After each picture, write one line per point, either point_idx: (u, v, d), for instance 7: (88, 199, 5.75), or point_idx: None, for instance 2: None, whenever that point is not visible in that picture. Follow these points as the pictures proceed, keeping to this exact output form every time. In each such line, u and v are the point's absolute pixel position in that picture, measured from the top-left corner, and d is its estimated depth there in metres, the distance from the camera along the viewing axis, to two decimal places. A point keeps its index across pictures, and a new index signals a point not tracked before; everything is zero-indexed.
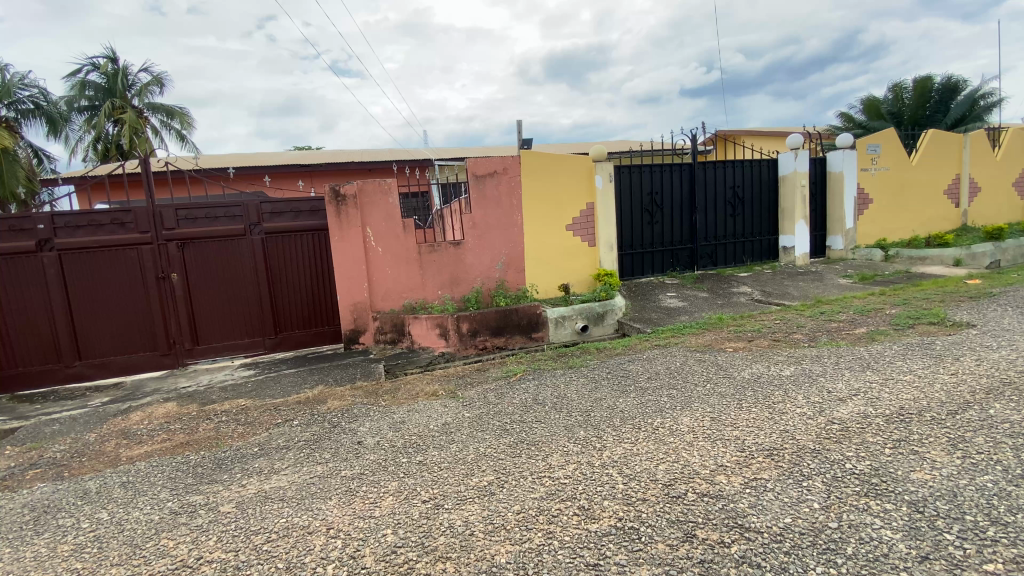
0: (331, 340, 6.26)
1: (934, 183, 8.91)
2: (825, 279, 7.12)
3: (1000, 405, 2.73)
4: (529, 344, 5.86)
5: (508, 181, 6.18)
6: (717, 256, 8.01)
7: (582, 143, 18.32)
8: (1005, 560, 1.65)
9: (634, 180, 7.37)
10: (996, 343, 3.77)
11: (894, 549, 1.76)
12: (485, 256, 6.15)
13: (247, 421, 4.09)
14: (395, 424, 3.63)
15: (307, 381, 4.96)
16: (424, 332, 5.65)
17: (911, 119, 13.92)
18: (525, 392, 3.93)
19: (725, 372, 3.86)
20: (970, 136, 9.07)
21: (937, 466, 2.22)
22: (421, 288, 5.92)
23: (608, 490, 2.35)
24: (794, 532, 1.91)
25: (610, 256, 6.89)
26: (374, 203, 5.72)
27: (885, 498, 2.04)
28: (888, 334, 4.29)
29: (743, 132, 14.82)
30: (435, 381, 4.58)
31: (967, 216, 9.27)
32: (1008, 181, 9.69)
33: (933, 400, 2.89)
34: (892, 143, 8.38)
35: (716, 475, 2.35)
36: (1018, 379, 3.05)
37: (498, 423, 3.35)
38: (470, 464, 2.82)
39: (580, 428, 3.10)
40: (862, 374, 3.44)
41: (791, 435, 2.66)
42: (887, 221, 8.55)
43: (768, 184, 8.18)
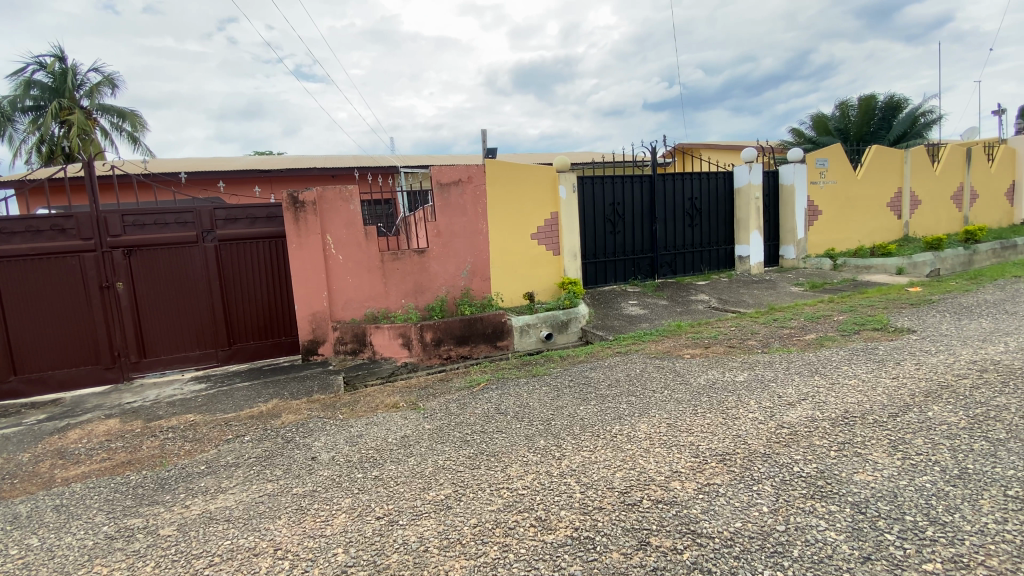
0: (288, 351, 6.05)
1: (878, 196, 9.42)
2: (778, 287, 7.38)
3: (937, 408, 2.87)
4: (494, 353, 5.83)
5: (473, 189, 6.16)
6: (677, 265, 8.21)
7: (547, 155, 18.56)
8: (942, 560, 1.72)
9: (597, 191, 7.48)
10: (933, 348, 3.98)
11: (838, 551, 1.81)
12: (449, 265, 6.09)
13: (195, 438, 3.88)
14: (352, 437, 3.52)
15: (261, 394, 4.76)
16: (386, 342, 5.52)
17: (857, 135, 14.73)
18: (487, 402, 3.88)
19: (683, 378, 3.92)
20: (911, 152, 9.63)
21: (879, 467, 2.31)
22: (384, 297, 5.80)
23: (566, 499, 2.33)
24: (743, 536, 1.93)
25: (574, 265, 6.96)
26: (335, 210, 5.58)
27: (830, 500, 2.10)
28: (836, 340, 4.47)
29: (702, 145, 15.35)
30: (396, 392, 4.48)
31: (909, 227, 9.83)
32: (945, 194, 10.32)
33: (875, 403, 3.02)
34: (839, 158, 8.83)
35: (671, 481, 2.37)
36: (953, 382, 3.22)
37: (458, 434, 3.29)
38: (428, 477, 2.75)
39: (540, 437, 3.08)
40: (811, 379, 3.56)
41: (743, 440, 2.71)
42: (836, 231, 8.97)
43: (725, 196, 8.46)
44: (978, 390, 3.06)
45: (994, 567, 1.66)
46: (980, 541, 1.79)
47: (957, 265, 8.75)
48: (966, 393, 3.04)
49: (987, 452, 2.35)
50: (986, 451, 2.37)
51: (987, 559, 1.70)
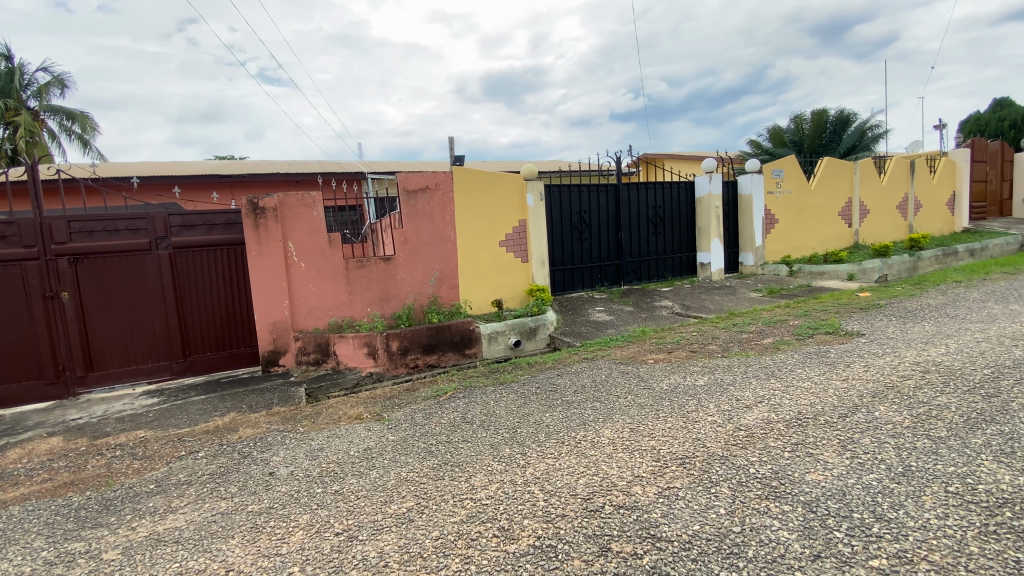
0: (248, 363, 5.85)
1: (831, 205, 9.86)
2: (738, 293, 7.61)
3: (884, 408, 3.00)
4: (462, 361, 5.76)
5: (441, 196, 6.11)
6: (642, 272, 8.36)
7: (515, 163, 18.68)
8: (887, 556, 1.78)
9: (564, 199, 7.56)
10: (880, 350, 4.17)
11: (791, 549, 1.86)
12: (417, 272, 6.00)
13: (146, 455, 3.69)
14: (312, 451, 3.41)
15: (218, 408, 4.57)
16: (350, 351, 5.37)
17: (810, 147, 15.42)
18: (454, 411, 3.83)
19: (647, 383, 3.98)
20: (860, 164, 10.13)
21: (829, 467, 2.39)
22: (349, 305, 5.67)
23: (529, 508, 2.32)
24: (701, 538, 1.96)
25: (542, 272, 7.01)
26: (297, 216, 5.44)
27: (784, 500, 2.16)
28: (791, 344, 4.63)
29: (665, 155, 15.75)
30: (360, 403, 4.37)
31: (859, 235, 10.31)
32: (892, 203, 10.89)
33: (827, 404, 3.13)
34: (794, 169, 9.21)
35: (632, 486, 2.39)
36: (898, 383, 3.39)
37: (423, 445, 3.23)
38: (390, 490, 2.69)
39: (505, 446, 3.06)
40: (767, 382, 3.67)
41: (702, 443, 2.77)
42: (792, 239, 9.33)
43: (688, 204, 8.69)
44: (920, 390, 3.22)
45: (936, 561, 1.74)
46: (922, 536, 1.87)
47: (904, 271, 9.21)
48: (909, 393, 3.19)
49: (928, 450, 2.47)
50: (927, 449, 2.49)
51: (929, 554, 1.77)
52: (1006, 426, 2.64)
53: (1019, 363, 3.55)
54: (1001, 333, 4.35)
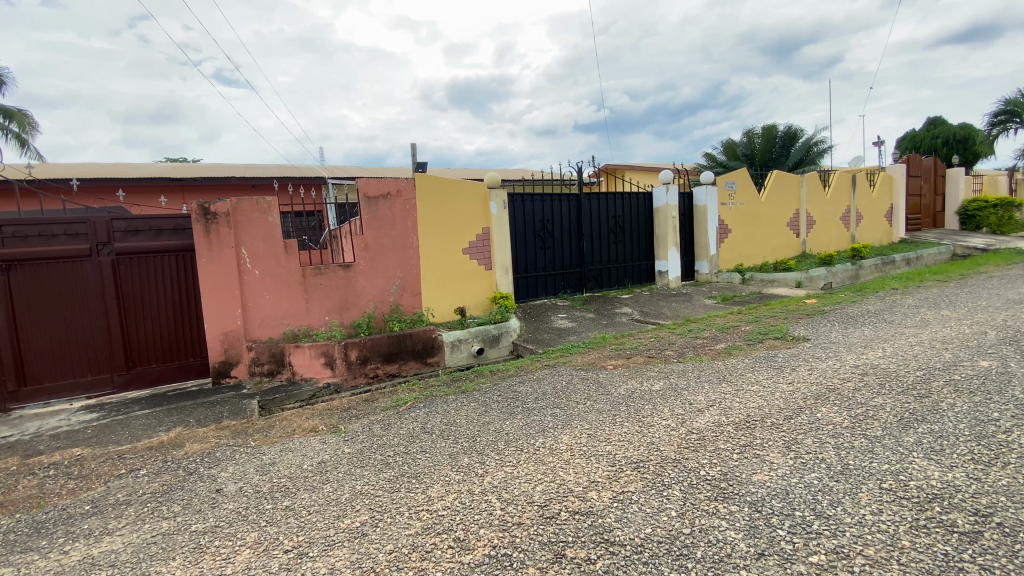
0: (197, 375, 5.59)
1: (780, 216, 10.33)
2: (693, 300, 7.86)
3: (825, 409, 3.16)
4: (424, 370, 5.67)
5: (403, 203, 6.04)
6: (603, 280, 8.51)
7: (479, 170, 18.68)
8: (827, 551, 1.86)
9: (526, 208, 7.62)
10: (823, 354, 4.38)
11: (737, 549, 1.91)
12: (378, 279, 5.90)
13: (82, 474, 3.46)
14: (263, 466, 3.28)
15: (163, 423, 4.34)
16: (306, 361, 5.19)
17: (761, 160, 16.14)
18: (413, 422, 3.77)
19: (606, 389, 4.03)
20: (806, 177, 10.68)
21: (775, 467, 2.49)
22: (306, 313, 5.51)
23: (485, 517, 2.30)
24: (653, 541, 2.00)
25: (505, 279, 7.03)
26: (251, 222, 5.26)
27: (732, 501, 2.23)
28: (742, 349, 4.81)
29: (626, 166, 16.13)
30: (316, 415, 4.24)
31: (807, 244, 10.84)
32: (836, 215, 11.51)
33: (775, 406, 3.26)
34: (746, 182, 9.63)
35: (588, 492, 2.41)
36: (839, 385, 3.56)
37: (380, 457, 3.16)
38: (344, 504, 2.61)
39: (464, 455, 3.03)
40: (718, 386, 3.78)
41: (656, 447, 2.83)
42: (745, 248, 9.72)
43: (646, 214, 8.92)
44: (858, 391, 3.40)
45: (870, 555, 1.83)
46: (858, 531, 1.96)
47: (847, 279, 9.72)
48: (848, 394, 3.36)
49: (865, 449, 2.60)
50: (864, 448, 2.62)
51: (864, 548, 1.87)
52: (935, 425, 2.82)
53: (947, 365, 3.81)
54: (932, 338, 4.65)
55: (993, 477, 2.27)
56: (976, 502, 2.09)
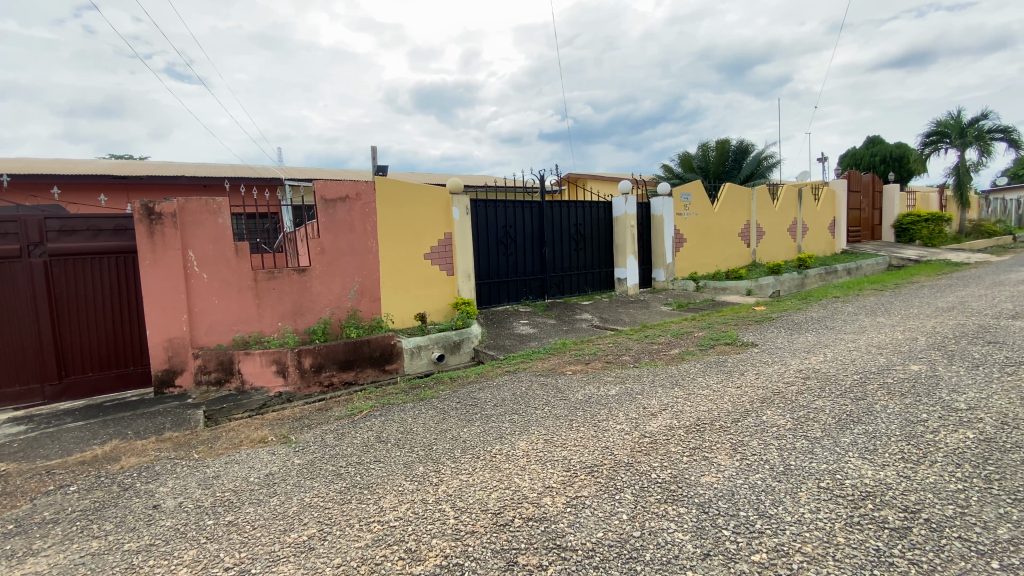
0: (138, 384, 5.28)
1: (732, 227, 10.76)
2: (651, 307, 8.06)
3: (770, 411, 3.29)
4: (382, 377, 5.54)
5: (362, 206, 5.93)
6: (564, 286, 8.60)
7: (441, 176, 18.58)
8: (768, 550, 1.93)
9: (488, 214, 7.62)
10: (770, 359, 4.58)
11: (684, 550, 1.96)
12: (334, 284, 5.75)
13: (2, 492, 3.19)
14: (206, 480, 3.13)
15: (98, 435, 4.07)
16: (256, 369, 4.99)
17: (715, 173, 16.79)
18: (368, 430, 3.68)
19: (563, 394, 4.06)
20: (756, 190, 11.19)
21: (722, 468, 2.57)
22: (257, 319, 5.30)
23: (438, 527, 2.26)
24: (604, 545, 2.02)
25: (467, 285, 7.01)
26: (199, 223, 5.04)
27: (680, 502, 2.28)
28: (695, 354, 4.96)
29: (587, 175, 16.43)
30: (266, 425, 4.08)
31: (757, 254, 11.32)
32: (784, 226, 12.10)
33: (723, 410, 3.37)
34: (701, 193, 10.00)
35: (542, 498, 2.42)
36: (783, 388, 3.73)
37: (331, 468, 3.07)
38: (291, 517, 2.51)
39: (419, 464, 2.98)
40: (671, 390, 3.88)
41: (610, 451, 2.87)
42: (699, 258, 10.07)
43: (606, 223, 9.10)
44: (801, 394, 3.56)
45: (808, 552, 1.91)
46: (797, 529, 2.05)
47: (794, 287, 10.20)
48: (793, 398, 3.51)
49: (806, 450, 2.73)
50: (805, 448, 2.75)
51: (802, 546, 1.94)
52: (869, 426, 2.98)
53: (881, 369, 4.05)
54: (869, 343, 4.93)
55: (920, 474, 2.42)
56: (905, 499, 2.22)
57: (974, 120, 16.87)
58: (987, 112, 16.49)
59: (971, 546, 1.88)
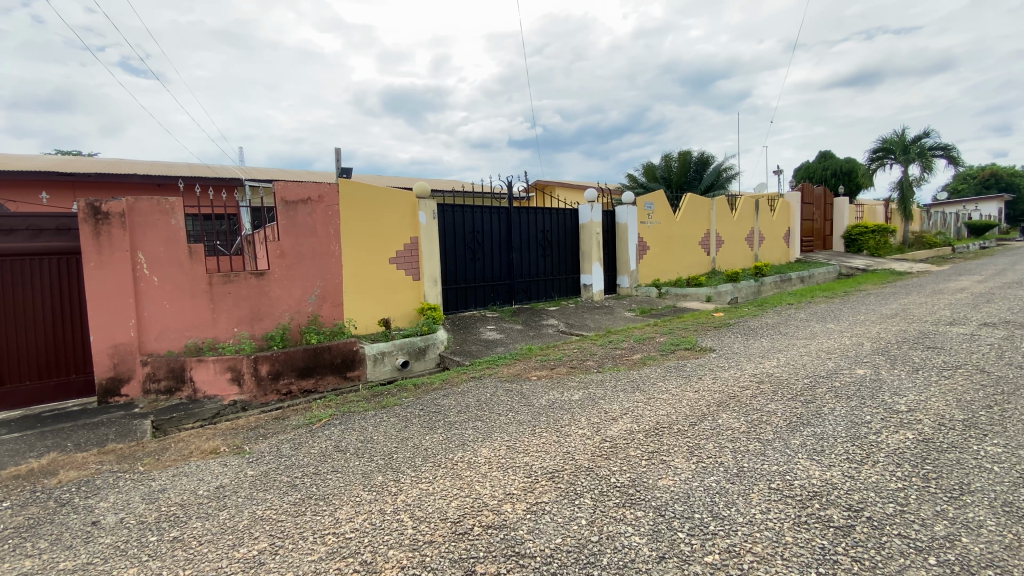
0: (80, 393, 4.98)
1: (693, 235, 11.07)
2: (615, 312, 8.18)
3: (725, 415, 3.39)
4: (344, 385, 5.40)
5: (325, 209, 5.81)
6: (531, 292, 8.64)
7: (407, 180, 18.44)
8: (720, 551, 1.98)
9: (455, 220, 7.59)
10: (726, 364, 4.72)
11: (640, 553, 1.99)
12: (294, 288, 5.59)
13: None
14: (151, 493, 2.97)
15: (34, 448, 3.81)
16: (209, 377, 4.78)
17: (677, 183, 17.27)
18: (327, 439, 3.59)
19: (527, 400, 4.07)
20: (715, 201, 11.57)
21: (679, 471, 2.63)
22: (211, 325, 5.09)
23: (396, 538, 2.22)
24: (562, 551, 2.03)
25: (433, 290, 6.95)
26: (150, 224, 4.82)
27: (638, 506, 2.32)
28: (656, 359, 5.07)
29: (554, 182, 16.61)
30: (219, 435, 3.92)
31: (716, 262, 11.69)
32: (742, 235, 12.54)
33: (681, 414, 3.45)
34: (663, 203, 10.26)
35: (503, 505, 2.41)
36: (738, 392, 3.85)
37: (286, 479, 2.97)
38: (241, 532, 2.41)
39: (378, 473, 2.92)
40: (632, 395, 3.95)
41: (571, 456, 2.89)
42: (661, 265, 10.31)
43: (572, 230, 9.21)
44: (756, 398, 3.68)
45: (758, 552, 1.96)
46: (749, 530, 2.11)
47: (751, 294, 10.56)
48: (748, 401, 3.63)
49: (758, 452, 2.82)
50: (758, 450, 2.84)
51: (752, 546, 2.00)
52: (818, 428, 3.11)
53: (829, 373, 4.23)
54: (818, 348, 5.16)
55: (864, 474, 2.54)
56: (850, 498, 2.32)
57: (916, 138, 17.96)
58: (928, 130, 17.59)
59: (910, 543, 1.98)
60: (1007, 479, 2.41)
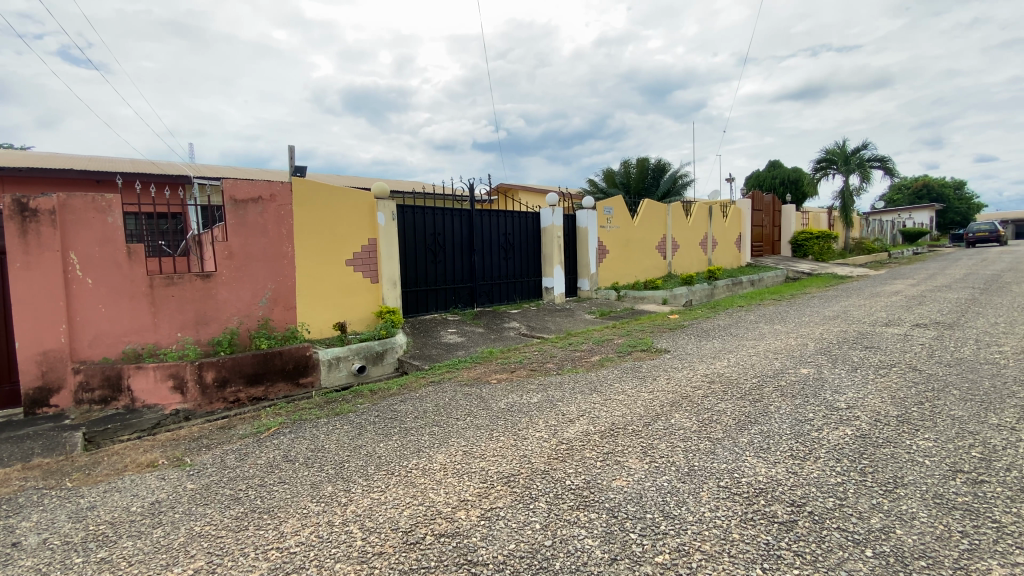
0: (3, 404, 4.60)
1: (650, 240, 11.34)
2: (576, 315, 8.28)
3: (678, 415, 3.47)
4: (296, 392, 5.20)
5: (277, 208, 5.61)
6: (493, 295, 8.63)
7: (366, 181, 18.09)
8: (669, 551, 2.01)
9: (415, 222, 7.47)
10: (679, 364, 4.86)
11: (592, 556, 2.00)
12: (243, 291, 5.36)
13: None
14: (79, 511, 2.77)
15: None
16: (149, 386, 4.52)
17: (635, 188, 17.68)
18: (276, 449, 3.45)
19: (485, 404, 4.04)
20: (671, 206, 11.91)
21: (632, 472, 2.67)
22: (152, 330, 4.82)
23: (343, 550, 2.14)
24: (515, 557, 2.01)
25: (392, 293, 6.82)
26: (84, 223, 4.51)
27: (592, 508, 2.33)
28: (613, 361, 5.15)
29: (517, 186, 16.67)
30: (157, 448, 3.70)
31: (672, 266, 12.02)
32: (696, 240, 12.97)
33: (636, 414, 3.51)
34: (621, 208, 10.47)
35: (456, 512, 2.37)
36: (691, 392, 3.95)
37: (229, 492, 2.83)
38: (176, 550, 2.28)
39: (328, 483, 2.82)
40: (589, 396, 3.98)
41: (527, 459, 2.89)
42: (620, 269, 10.51)
43: (534, 233, 9.26)
44: (706, 398, 3.80)
45: (706, 550, 2.01)
46: (698, 528, 2.16)
47: (705, 297, 10.92)
48: (699, 401, 3.73)
49: (709, 450, 2.90)
50: (707, 449, 2.91)
51: (701, 544, 2.05)
52: (764, 426, 3.23)
53: (776, 372, 4.41)
54: (767, 348, 5.38)
55: (806, 470, 2.65)
56: (793, 493, 2.41)
57: (856, 150, 19.08)
58: (867, 143, 18.74)
59: (848, 536, 2.08)
60: (936, 471, 2.57)
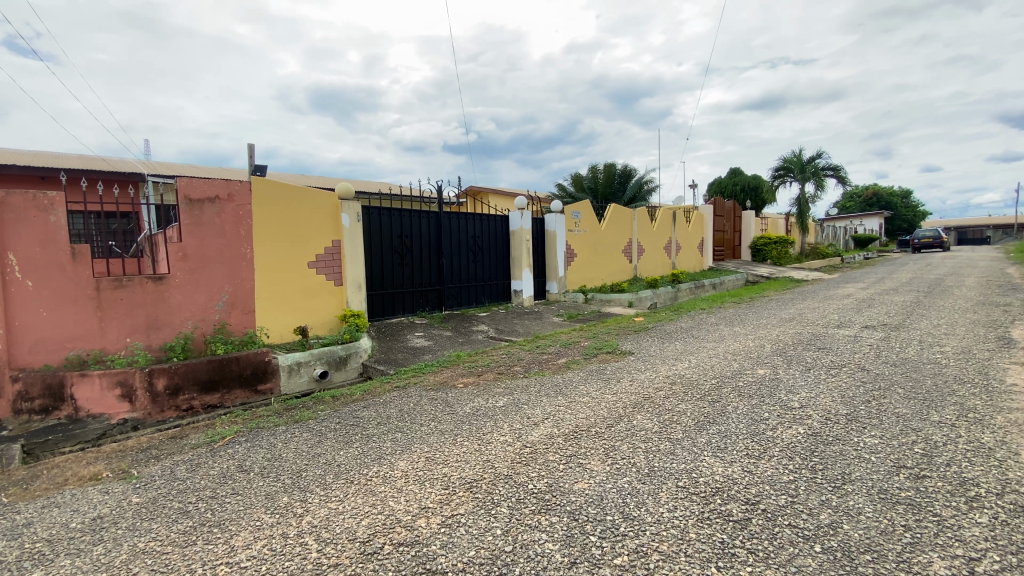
0: None
1: (616, 244, 11.52)
2: (544, 318, 8.33)
3: (640, 416, 3.53)
4: (254, 399, 5.03)
5: (235, 208, 5.43)
6: (461, 297, 8.59)
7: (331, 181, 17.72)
8: (627, 552, 2.04)
9: (381, 224, 7.36)
10: (642, 366, 4.95)
11: (552, 560, 2.01)
12: (198, 294, 5.16)
13: None
14: (12, 529, 2.59)
15: None
16: (94, 394, 4.28)
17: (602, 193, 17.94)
18: (230, 459, 3.33)
19: (450, 408, 4.01)
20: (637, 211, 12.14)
21: (594, 474, 2.69)
22: (99, 335, 4.59)
23: (297, 563, 2.08)
24: (474, 564, 2.00)
25: (357, 296, 6.70)
26: (23, 222, 4.23)
27: (553, 512, 2.35)
28: (579, 363, 5.21)
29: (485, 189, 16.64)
30: (102, 460, 3.51)
31: (638, 269, 12.24)
32: (661, 244, 13.26)
33: (600, 416, 3.56)
34: (588, 212, 10.60)
35: (416, 520, 2.34)
36: (652, 394, 4.03)
37: (178, 505, 2.71)
38: (117, 568, 2.16)
39: (284, 494, 2.74)
40: (554, 399, 4.01)
41: (491, 464, 2.88)
42: (587, 272, 10.64)
43: (502, 236, 9.26)
44: (667, 399, 3.88)
45: (663, 550, 2.05)
46: (656, 529, 2.20)
47: (669, 300, 11.18)
48: (660, 402, 3.81)
49: (668, 451, 2.96)
50: (667, 450, 2.98)
51: (659, 545, 2.09)
52: (722, 426, 3.32)
53: (734, 373, 4.56)
54: (726, 350, 5.54)
55: (760, 468, 2.73)
56: (748, 492, 2.48)
57: (812, 159, 19.91)
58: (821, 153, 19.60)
59: (798, 532, 2.16)
60: (881, 467, 2.71)
